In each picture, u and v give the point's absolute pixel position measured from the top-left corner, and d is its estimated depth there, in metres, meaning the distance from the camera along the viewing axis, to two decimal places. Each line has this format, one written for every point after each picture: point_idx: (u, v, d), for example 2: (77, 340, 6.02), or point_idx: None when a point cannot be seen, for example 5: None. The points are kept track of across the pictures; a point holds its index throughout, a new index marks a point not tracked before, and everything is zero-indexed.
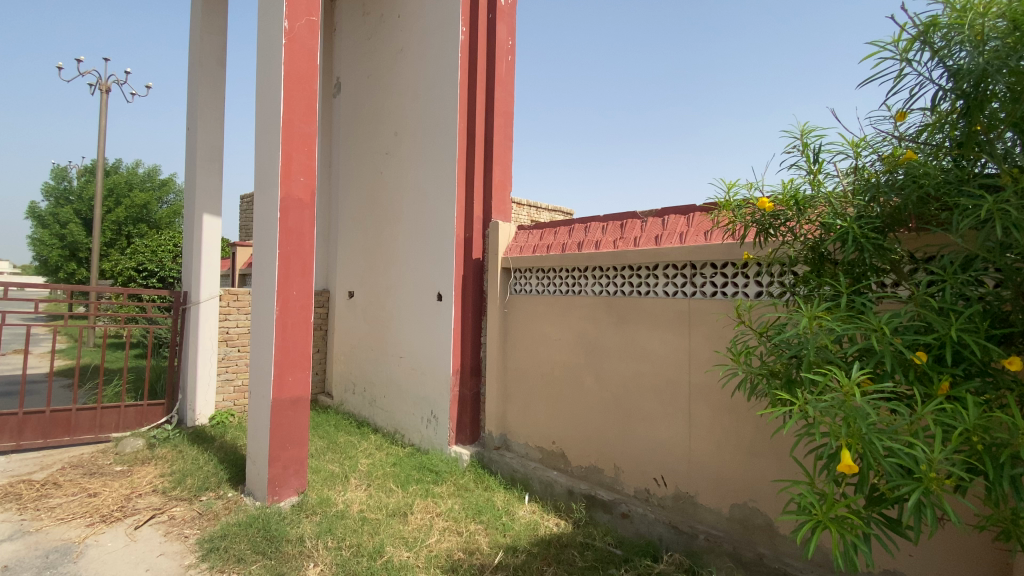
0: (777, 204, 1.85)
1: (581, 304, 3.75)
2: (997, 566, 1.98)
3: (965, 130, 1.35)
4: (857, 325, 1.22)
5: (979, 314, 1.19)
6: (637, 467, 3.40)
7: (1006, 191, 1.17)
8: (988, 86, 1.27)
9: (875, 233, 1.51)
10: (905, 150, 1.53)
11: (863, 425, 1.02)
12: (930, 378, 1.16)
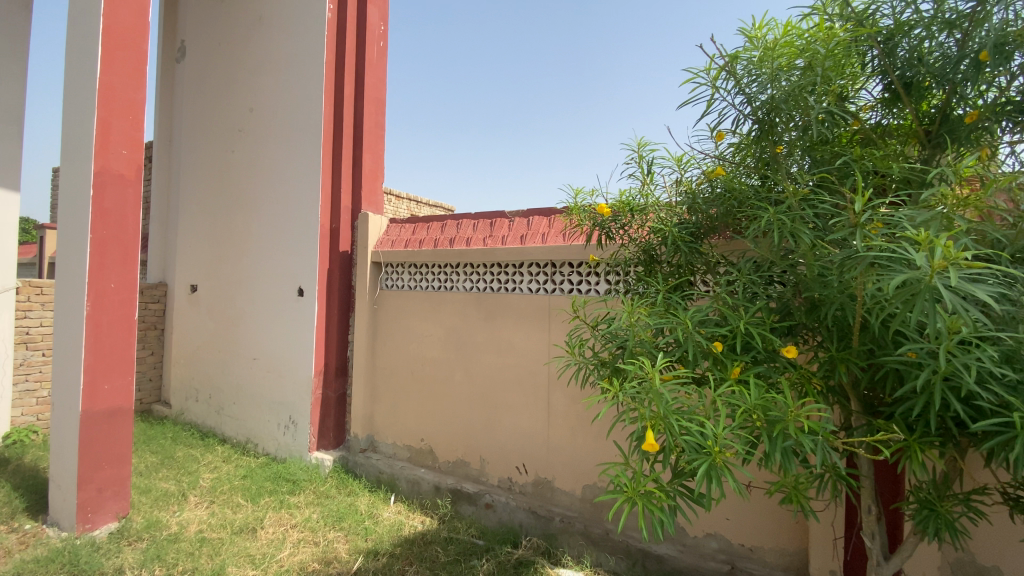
0: (615, 208, 2.06)
1: (448, 299, 3.76)
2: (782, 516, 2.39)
3: (761, 152, 1.56)
4: (669, 320, 1.40)
5: (765, 310, 1.41)
6: (501, 458, 3.50)
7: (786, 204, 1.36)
8: (774, 116, 1.50)
9: (689, 236, 1.78)
10: (717, 165, 1.74)
11: (666, 408, 1.15)
12: (727, 364, 1.34)
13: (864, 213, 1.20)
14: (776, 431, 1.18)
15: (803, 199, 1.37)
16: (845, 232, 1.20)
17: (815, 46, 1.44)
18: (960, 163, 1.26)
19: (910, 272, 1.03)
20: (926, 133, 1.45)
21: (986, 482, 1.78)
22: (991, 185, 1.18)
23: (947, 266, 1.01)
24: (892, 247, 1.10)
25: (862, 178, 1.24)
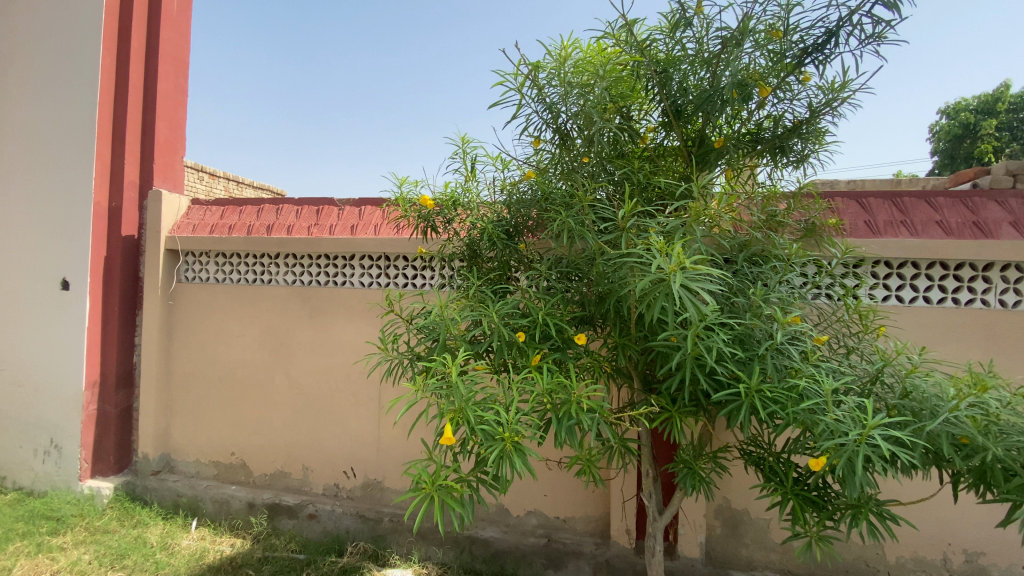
0: (438, 204, 2.02)
1: (264, 294, 3.37)
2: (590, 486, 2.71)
3: (558, 159, 1.71)
4: (478, 315, 1.47)
5: (560, 303, 1.55)
6: (325, 464, 3.27)
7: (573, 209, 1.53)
8: (568, 126, 1.68)
9: (504, 232, 1.85)
10: (527, 168, 1.85)
11: (464, 400, 1.19)
12: (528, 353, 1.45)
13: (628, 220, 1.45)
14: (563, 413, 1.28)
15: (589, 204, 1.55)
16: (615, 240, 1.39)
17: (594, 69, 1.64)
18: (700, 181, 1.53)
19: (652, 273, 1.24)
20: (690, 153, 1.74)
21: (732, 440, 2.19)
22: (723, 198, 1.45)
23: (677, 269, 1.23)
24: (643, 253, 1.30)
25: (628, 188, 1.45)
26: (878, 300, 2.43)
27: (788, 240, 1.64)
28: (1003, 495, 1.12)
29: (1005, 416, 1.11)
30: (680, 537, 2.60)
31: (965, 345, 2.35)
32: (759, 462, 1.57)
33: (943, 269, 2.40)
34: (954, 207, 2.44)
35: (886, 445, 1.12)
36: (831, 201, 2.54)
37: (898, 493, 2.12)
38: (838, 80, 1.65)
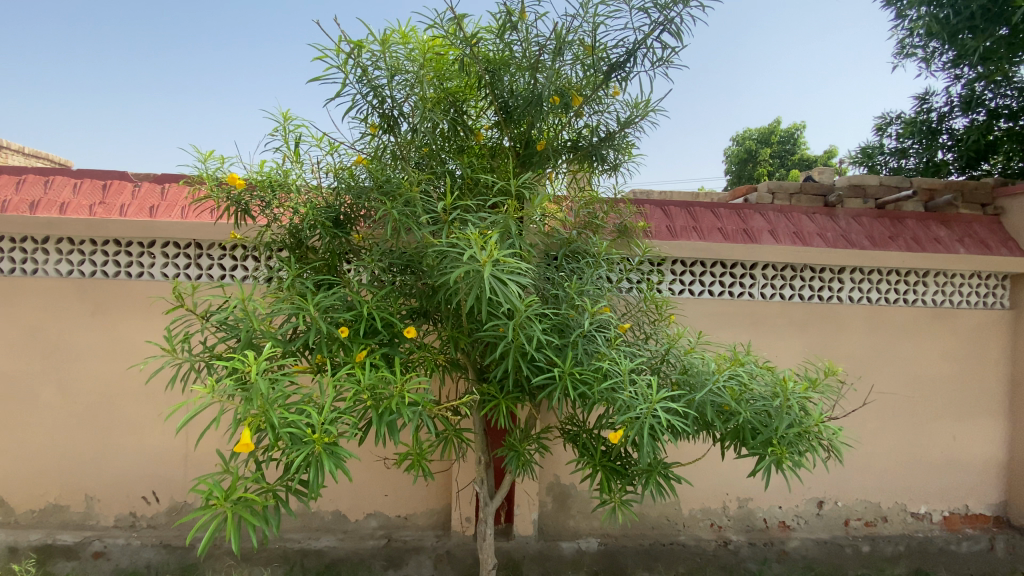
0: (253, 185, 1.79)
1: (26, 287, 2.67)
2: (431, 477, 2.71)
3: (388, 146, 1.67)
4: (293, 308, 1.34)
5: (389, 296, 1.50)
6: (118, 490, 2.73)
7: (398, 199, 1.49)
8: (397, 113, 1.63)
9: (333, 222, 1.72)
10: (358, 153, 1.74)
11: (269, 403, 1.06)
12: (351, 349, 1.38)
13: (449, 213, 1.46)
14: (384, 408, 1.22)
15: (417, 193, 1.52)
16: (435, 231, 1.38)
17: (422, 58, 1.62)
18: (523, 183, 1.63)
19: (468, 265, 1.26)
20: (519, 154, 1.84)
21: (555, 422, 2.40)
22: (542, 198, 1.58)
23: (489, 262, 1.27)
24: (461, 246, 1.31)
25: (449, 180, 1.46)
26: (676, 293, 2.84)
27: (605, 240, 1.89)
28: (750, 450, 1.35)
29: (751, 385, 1.37)
30: (516, 517, 2.74)
31: (736, 330, 2.87)
32: (575, 438, 1.72)
33: (722, 267, 2.91)
34: (730, 217, 2.98)
35: (667, 416, 1.30)
36: (641, 207, 2.89)
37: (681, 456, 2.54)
38: (638, 98, 1.86)
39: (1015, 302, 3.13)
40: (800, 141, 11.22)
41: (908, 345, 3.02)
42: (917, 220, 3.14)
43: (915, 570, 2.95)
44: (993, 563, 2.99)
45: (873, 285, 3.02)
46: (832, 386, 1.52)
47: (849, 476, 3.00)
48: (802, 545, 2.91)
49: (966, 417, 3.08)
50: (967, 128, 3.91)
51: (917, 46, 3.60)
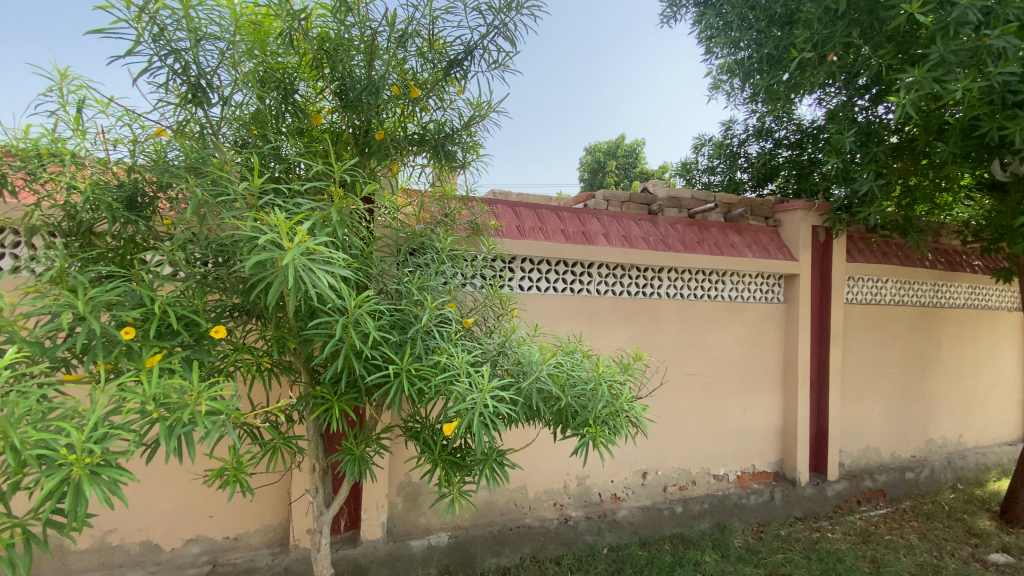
0: (15, 155, 1.45)
1: None
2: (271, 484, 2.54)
3: (189, 117, 1.48)
4: (57, 304, 1.09)
5: (196, 292, 1.34)
6: None
7: (204, 181, 1.30)
8: (206, 82, 1.45)
9: (129, 204, 1.46)
10: (161, 128, 1.51)
11: (9, 421, 0.86)
12: (142, 353, 1.19)
13: (260, 196, 1.28)
14: (175, 420, 1.07)
15: (230, 172, 1.35)
16: (238, 214, 1.18)
17: (236, 25, 1.45)
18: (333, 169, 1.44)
19: (271, 253, 1.07)
20: (356, 142, 1.75)
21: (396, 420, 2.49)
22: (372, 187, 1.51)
23: (298, 250, 1.09)
24: (264, 233, 1.12)
25: (258, 158, 1.27)
26: (524, 289, 2.99)
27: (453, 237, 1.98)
28: (571, 432, 1.47)
29: (574, 372, 1.50)
30: (363, 522, 2.62)
31: (576, 323, 3.11)
32: (415, 435, 1.69)
33: (564, 266, 3.13)
34: (572, 220, 3.21)
35: (499, 407, 1.34)
36: (492, 206, 2.97)
37: (515, 442, 2.77)
38: (480, 100, 1.91)
39: (786, 297, 3.88)
40: (641, 157, 12.56)
41: (712, 333, 3.58)
42: (719, 229, 3.72)
43: (716, 522, 3.50)
44: (770, 509, 3.67)
45: (685, 283, 3.52)
46: (640, 371, 1.72)
47: (669, 449, 3.44)
48: (629, 513, 3.27)
49: (753, 391, 3.74)
50: (760, 152, 4.79)
51: (724, 79, 4.22)
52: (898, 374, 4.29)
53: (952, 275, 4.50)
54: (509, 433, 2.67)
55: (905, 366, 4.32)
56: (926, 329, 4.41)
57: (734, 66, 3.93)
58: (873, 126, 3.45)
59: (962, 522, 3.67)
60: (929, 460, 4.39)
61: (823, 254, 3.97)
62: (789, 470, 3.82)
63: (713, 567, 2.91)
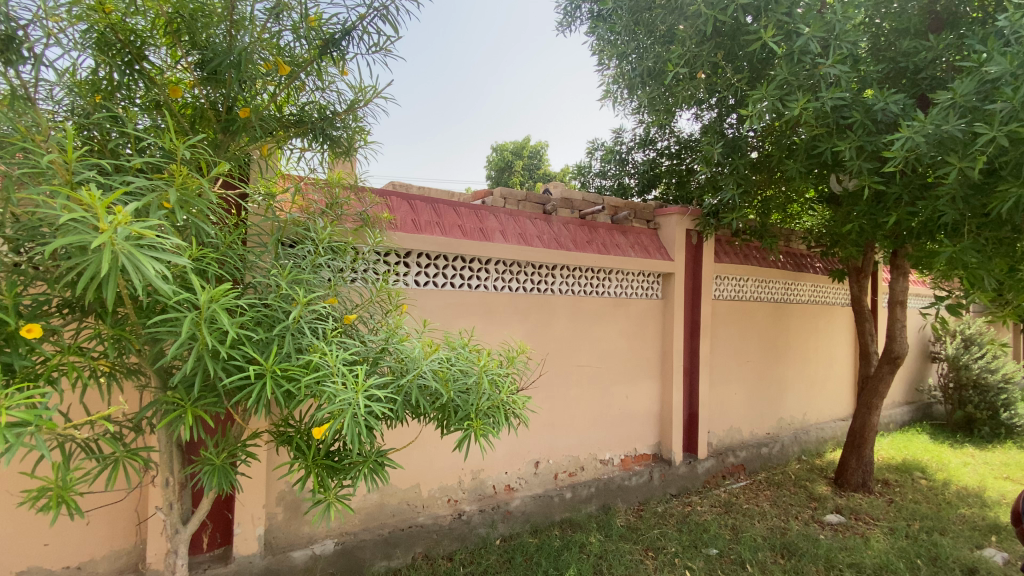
0: None
1: None
2: (122, 503, 2.23)
3: (11, 79, 1.24)
4: None
5: (7, 285, 1.11)
6: None
7: (14, 152, 1.10)
8: (17, 35, 1.24)
9: None
10: None
11: None
12: None
13: (76, 170, 1.12)
14: None
15: (42, 143, 1.16)
16: (44, 189, 1.01)
17: None
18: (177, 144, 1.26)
19: (81, 236, 0.94)
20: (216, 120, 1.60)
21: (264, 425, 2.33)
22: (220, 169, 1.29)
23: (120, 234, 0.96)
24: (76, 213, 0.97)
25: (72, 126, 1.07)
26: (419, 284, 2.93)
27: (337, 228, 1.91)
28: (453, 427, 1.46)
29: (456, 366, 1.49)
30: (235, 537, 2.39)
31: (471, 319, 3.12)
32: (287, 440, 1.58)
33: (461, 262, 3.12)
34: (468, 215, 3.20)
35: (375, 407, 1.29)
36: (384, 198, 2.86)
37: (397, 441, 2.73)
38: (362, 83, 1.85)
39: (665, 294, 4.22)
40: (544, 159, 12.92)
41: (599, 327, 3.78)
42: (606, 230, 3.94)
43: (602, 505, 3.71)
44: (649, 488, 3.98)
45: (577, 280, 3.69)
46: (522, 365, 1.76)
47: (559, 440, 3.58)
48: (522, 503, 3.34)
49: (635, 381, 4.03)
50: (645, 160, 5.17)
51: (612, 88, 4.46)
52: (756, 361, 4.86)
53: (797, 275, 5.20)
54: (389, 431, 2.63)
55: (762, 355, 4.92)
56: (778, 322, 5.05)
57: (622, 76, 4.17)
58: (735, 141, 3.88)
59: (803, 488, 4.26)
60: (779, 436, 5.03)
61: (695, 255, 4.38)
62: (665, 452, 4.17)
63: (597, 547, 3.08)
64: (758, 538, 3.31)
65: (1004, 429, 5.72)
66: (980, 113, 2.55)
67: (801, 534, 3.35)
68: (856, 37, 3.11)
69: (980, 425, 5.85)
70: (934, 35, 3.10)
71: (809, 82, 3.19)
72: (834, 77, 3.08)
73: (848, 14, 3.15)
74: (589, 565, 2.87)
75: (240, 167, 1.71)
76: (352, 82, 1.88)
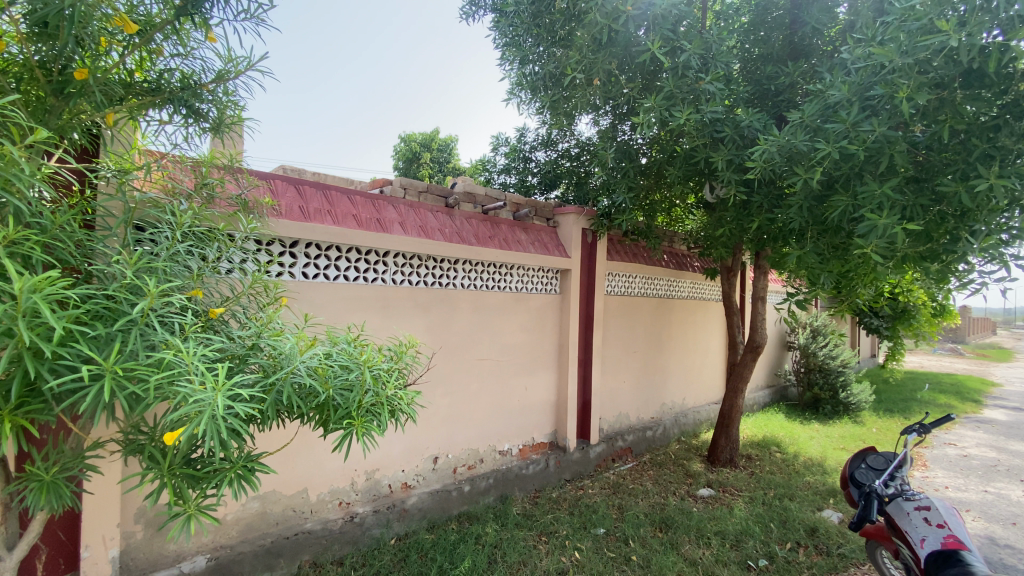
0: None
1: None
2: None
3: None
4: None
5: None
6: None
7: None
8: None
9: None
10: None
11: None
12: None
13: None
14: None
15: None
16: None
17: None
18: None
19: None
20: (48, 81, 1.40)
21: (109, 434, 1.98)
22: (37, 135, 1.11)
23: None
24: None
25: None
26: (308, 277, 2.75)
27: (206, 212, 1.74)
28: (332, 426, 1.39)
29: (337, 362, 1.42)
30: (81, 562, 2.09)
31: (366, 313, 2.99)
32: (139, 449, 1.41)
33: (356, 254, 2.98)
34: (364, 205, 3.06)
35: (239, 408, 1.18)
36: (267, 182, 2.65)
37: (269, 444, 2.55)
38: (231, 52, 1.75)
39: (562, 289, 4.38)
40: (453, 153, 12.76)
41: (499, 321, 3.83)
42: (508, 226, 3.99)
43: (500, 495, 3.77)
44: (545, 476, 4.12)
45: (479, 275, 3.70)
46: (408, 360, 1.73)
47: (459, 433, 3.58)
48: (419, 500, 3.28)
49: (533, 373, 4.14)
50: (546, 160, 5.34)
51: (515, 87, 4.53)
52: (643, 352, 5.24)
53: (679, 273, 5.69)
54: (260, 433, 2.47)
55: (648, 345, 5.30)
56: (662, 315, 5.47)
57: (524, 76, 4.26)
58: (627, 146, 4.14)
59: (681, 466, 4.67)
60: (663, 420, 5.47)
61: (590, 252, 4.60)
62: (561, 439, 4.34)
63: (492, 537, 3.12)
64: (641, 515, 3.57)
65: (841, 406, 6.72)
66: (821, 133, 2.95)
67: (678, 508, 3.67)
68: (728, 59, 3.45)
69: (823, 403, 6.81)
70: (790, 63, 3.54)
71: (690, 96, 3.48)
72: (709, 93, 3.39)
73: (721, 38, 3.49)
74: (484, 555, 2.90)
75: (83, 140, 1.61)
76: (218, 51, 1.77)
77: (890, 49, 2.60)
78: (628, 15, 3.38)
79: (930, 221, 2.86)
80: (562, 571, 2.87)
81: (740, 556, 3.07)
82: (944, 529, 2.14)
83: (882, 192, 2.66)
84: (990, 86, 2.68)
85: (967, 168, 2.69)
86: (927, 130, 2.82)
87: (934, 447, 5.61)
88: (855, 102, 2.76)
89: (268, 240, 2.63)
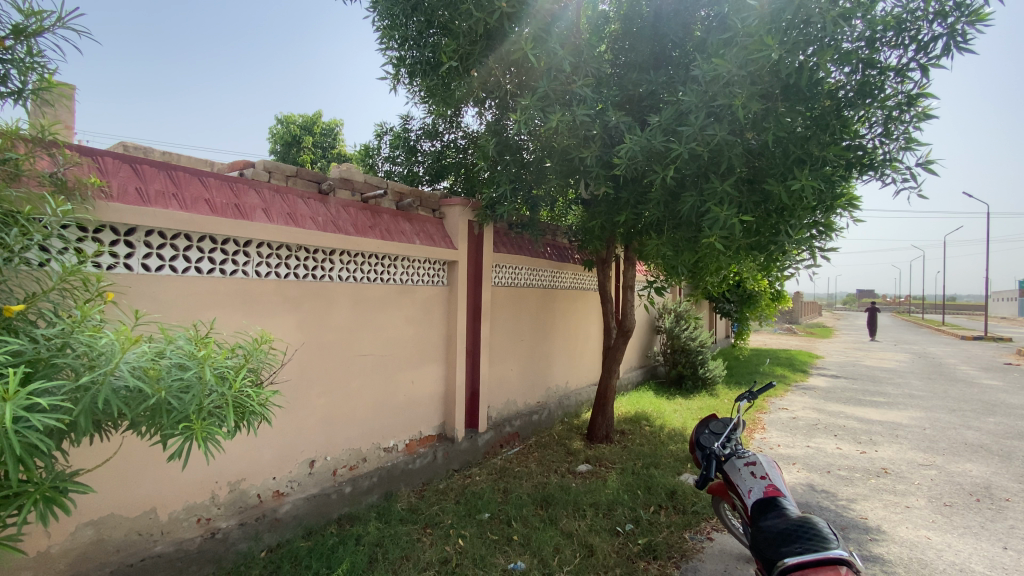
0: None
1: None
2: None
3: None
4: None
5: None
6: None
7: None
8: None
9: None
10: None
11: None
12: None
13: None
14: None
15: None
16: None
17: None
18: None
19: None
20: None
21: None
22: None
23: None
24: None
25: None
26: (149, 269, 2.43)
27: (7, 191, 1.43)
28: (165, 433, 1.25)
29: (171, 361, 1.29)
30: None
31: (224, 309, 2.72)
32: None
33: (211, 243, 2.69)
34: (221, 187, 2.76)
35: (36, 420, 1.02)
36: (93, 158, 2.28)
37: (91, 460, 2.23)
38: (30, 2, 1.47)
39: (449, 280, 4.37)
40: (339, 138, 12.05)
41: (381, 315, 3.71)
42: (391, 216, 3.87)
43: (384, 493, 3.67)
44: (432, 468, 4.10)
45: (359, 266, 3.55)
46: (259, 359, 1.62)
47: (340, 432, 3.41)
48: (293, 507, 3.07)
49: (420, 365, 4.08)
50: (431, 150, 5.25)
51: (396, 72, 4.40)
52: (529, 340, 5.42)
53: (561, 265, 5.98)
54: (81, 448, 2.14)
55: (534, 334, 5.51)
56: (545, 305, 5.72)
57: (404, 61, 4.16)
58: (509, 141, 4.24)
59: (563, 446, 4.95)
60: (547, 404, 5.73)
61: (477, 244, 4.62)
62: (449, 430, 4.34)
63: (374, 535, 3.04)
64: (524, 495, 3.72)
65: (699, 381, 7.55)
66: (675, 134, 3.28)
67: (558, 486, 3.88)
68: (599, 63, 3.72)
69: (686, 379, 7.61)
70: (653, 71, 3.84)
71: (564, 96, 3.67)
72: (580, 95, 3.61)
73: (592, 42, 3.71)
74: (365, 555, 2.81)
75: None
76: (13, 2, 1.48)
77: (730, 66, 2.97)
78: (504, 9, 3.44)
79: (760, 217, 3.31)
80: (446, 560, 2.89)
81: (610, 523, 3.34)
82: (766, 479, 2.52)
83: (722, 190, 3.10)
84: (804, 103, 3.16)
85: (786, 171, 3.15)
86: (759, 139, 3.25)
87: (771, 412, 6.57)
88: (703, 109, 3.10)
89: (94, 227, 2.27)
